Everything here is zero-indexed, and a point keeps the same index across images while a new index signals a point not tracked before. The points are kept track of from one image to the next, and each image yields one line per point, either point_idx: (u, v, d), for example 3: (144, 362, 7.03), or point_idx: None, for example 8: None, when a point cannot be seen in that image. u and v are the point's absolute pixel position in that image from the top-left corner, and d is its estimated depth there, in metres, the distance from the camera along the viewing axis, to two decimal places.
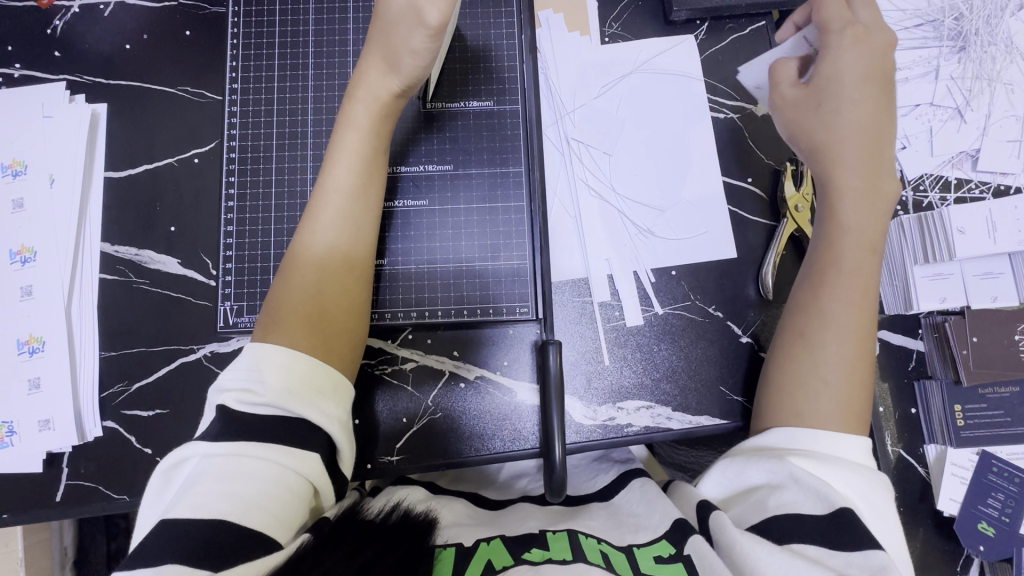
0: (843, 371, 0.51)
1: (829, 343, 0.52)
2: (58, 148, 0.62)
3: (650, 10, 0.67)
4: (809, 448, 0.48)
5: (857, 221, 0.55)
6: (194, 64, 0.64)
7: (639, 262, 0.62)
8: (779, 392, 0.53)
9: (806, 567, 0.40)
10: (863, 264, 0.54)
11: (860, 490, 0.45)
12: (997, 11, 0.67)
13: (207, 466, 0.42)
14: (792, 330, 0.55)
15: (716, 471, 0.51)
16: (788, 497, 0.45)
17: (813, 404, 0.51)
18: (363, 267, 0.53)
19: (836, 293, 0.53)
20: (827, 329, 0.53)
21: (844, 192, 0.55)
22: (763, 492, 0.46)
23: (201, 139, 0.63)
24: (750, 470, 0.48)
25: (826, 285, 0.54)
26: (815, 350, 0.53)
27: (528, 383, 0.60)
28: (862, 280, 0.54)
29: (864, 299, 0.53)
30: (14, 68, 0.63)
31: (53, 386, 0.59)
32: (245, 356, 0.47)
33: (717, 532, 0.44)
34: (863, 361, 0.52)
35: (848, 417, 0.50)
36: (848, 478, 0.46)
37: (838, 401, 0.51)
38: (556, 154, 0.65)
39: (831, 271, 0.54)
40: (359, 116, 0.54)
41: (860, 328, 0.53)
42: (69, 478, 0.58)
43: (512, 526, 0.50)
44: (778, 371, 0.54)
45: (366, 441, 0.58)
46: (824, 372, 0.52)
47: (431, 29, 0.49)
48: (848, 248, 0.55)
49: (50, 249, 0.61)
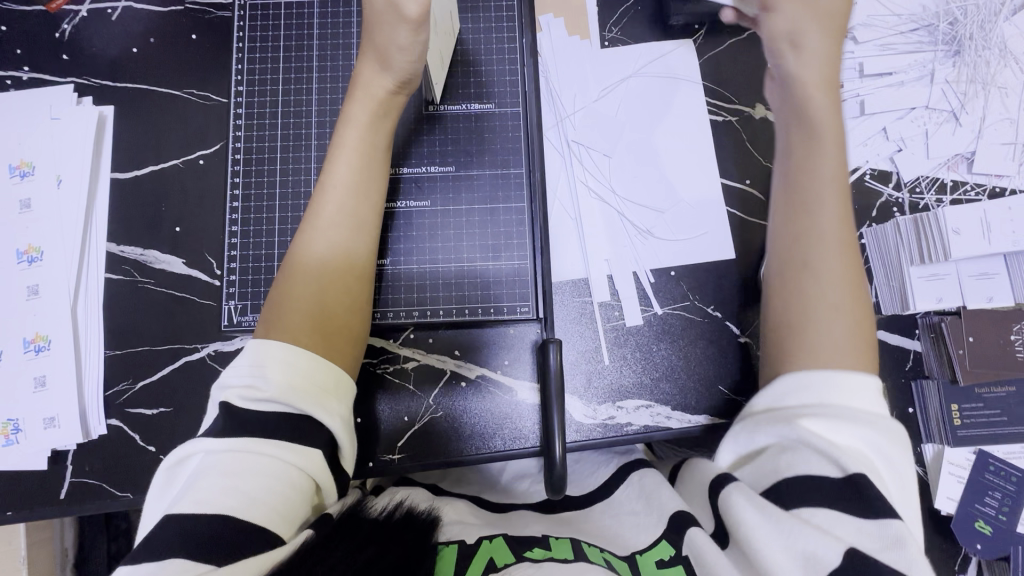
0: (844, 303, 0.50)
1: (826, 274, 0.51)
2: (66, 149, 0.63)
3: (649, 14, 0.68)
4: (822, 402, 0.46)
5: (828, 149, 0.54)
6: (200, 67, 0.65)
7: (639, 263, 0.63)
8: (787, 338, 0.51)
9: (815, 536, 0.39)
10: (842, 191, 0.54)
11: (874, 442, 0.44)
12: (991, 16, 0.68)
13: (212, 463, 0.42)
14: (787, 268, 0.53)
15: (729, 441, 0.50)
16: (799, 460, 0.44)
17: (822, 346, 0.49)
18: (365, 267, 0.54)
19: (825, 223, 0.52)
20: (816, 240, 0.52)
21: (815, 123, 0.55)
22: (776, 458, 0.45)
23: (205, 140, 0.64)
24: (759, 435, 0.47)
25: (810, 215, 0.53)
26: (815, 288, 0.51)
27: (528, 382, 0.60)
28: (841, 208, 0.53)
29: (848, 227, 0.53)
30: (23, 71, 0.64)
31: (58, 384, 0.60)
32: (248, 353, 0.48)
33: (725, 509, 0.44)
34: (859, 289, 0.51)
35: (860, 351, 0.49)
36: (859, 435, 0.44)
37: (844, 335, 0.49)
38: (556, 155, 0.66)
39: (811, 203, 0.53)
40: (359, 117, 0.55)
41: (852, 257, 0.52)
42: (73, 475, 0.59)
43: (512, 526, 0.51)
44: (783, 317, 0.52)
45: (368, 440, 0.58)
46: (823, 289, 0.51)
47: (412, 22, 0.48)
48: (827, 155, 0.54)
49: (56, 249, 0.61)
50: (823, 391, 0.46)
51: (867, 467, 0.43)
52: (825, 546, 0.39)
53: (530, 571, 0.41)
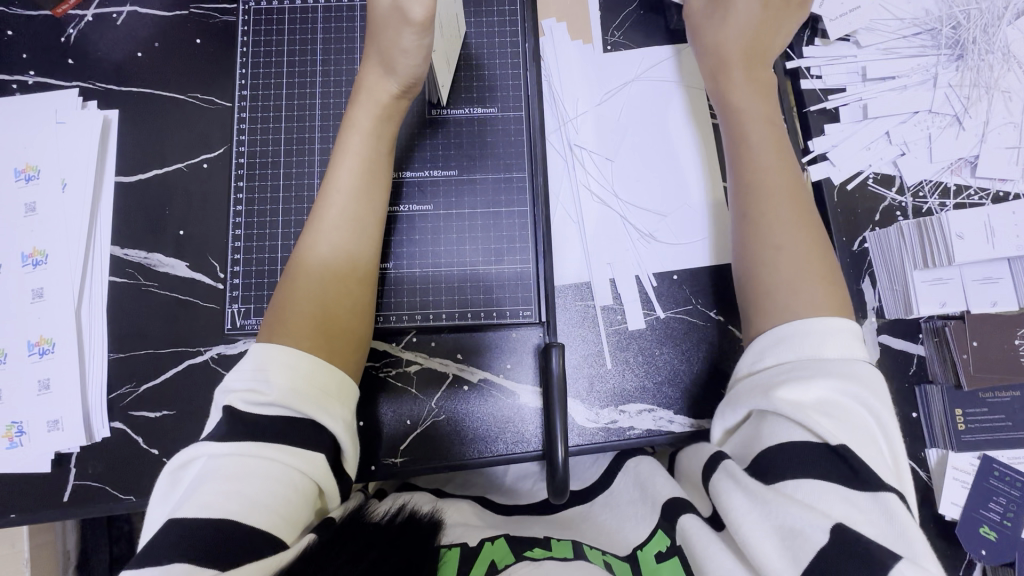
0: (796, 243, 0.53)
1: (777, 221, 0.54)
2: (71, 152, 0.63)
3: (652, 19, 0.68)
4: (794, 364, 0.46)
5: (755, 109, 0.59)
6: (204, 71, 0.66)
7: (641, 266, 0.63)
8: (753, 291, 0.53)
9: (798, 513, 0.39)
10: (778, 144, 0.57)
11: (855, 395, 0.44)
12: (995, 19, 0.68)
13: (214, 466, 0.42)
14: (741, 224, 0.56)
15: (720, 417, 0.50)
16: (778, 430, 0.44)
17: (782, 291, 0.51)
18: (367, 268, 0.54)
19: (767, 174, 0.56)
20: (763, 201, 0.55)
21: (738, 89, 0.59)
22: (758, 432, 0.46)
23: (209, 144, 0.65)
24: (741, 412, 0.48)
25: (752, 170, 0.56)
26: (770, 238, 0.53)
27: (531, 386, 0.60)
28: (778, 161, 0.56)
29: (790, 177, 0.56)
30: (29, 75, 0.65)
31: (62, 387, 0.60)
32: (251, 357, 0.48)
33: (716, 496, 0.44)
34: (812, 229, 0.54)
35: (821, 288, 0.51)
36: (835, 391, 0.44)
37: (803, 274, 0.51)
38: (559, 159, 0.66)
39: (749, 159, 0.57)
40: (362, 121, 0.55)
41: (797, 203, 0.55)
42: (76, 478, 0.59)
43: (516, 527, 0.52)
44: (747, 272, 0.54)
45: (370, 444, 0.59)
46: (781, 244, 0.53)
47: (416, 25, 0.47)
48: (752, 121, 0.58)
49: (61, 253, 0.62)
50: (800, 345, 0.47)
51: (849, 422, 0.43)
52: (808, 520, 0.38)
53: (529, 569, 0.41)
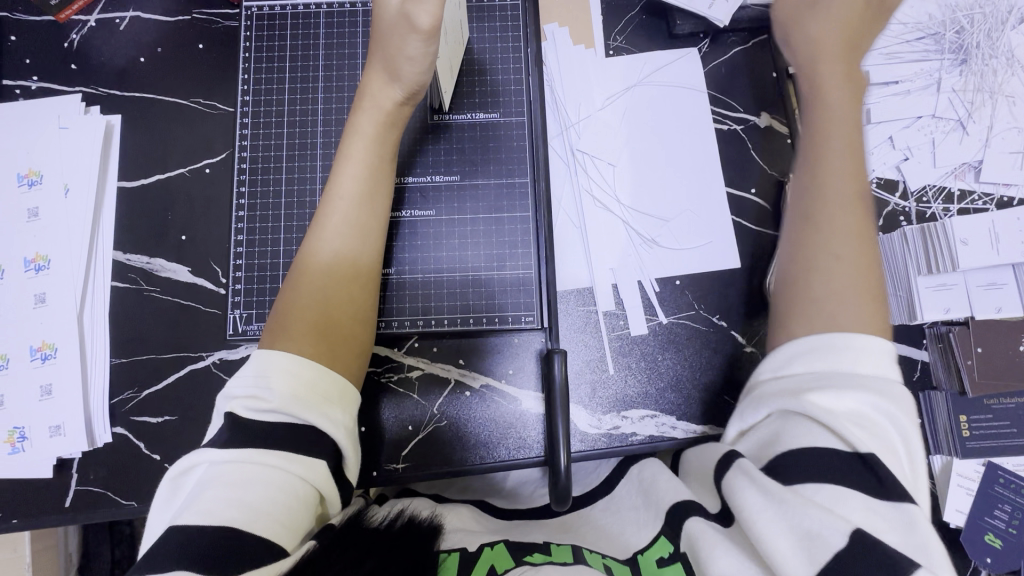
0: (852, 257, 0.49)
1: (837, 231, 0.50)
2: (74, 157, 0.63)
3: (654, 23, 0.68)
4: (831, 373, 0.44)
5: (844, 108, 0.53)
6: (206, 76, 0.66)
7: (643, 272, 0.63)
8: (792, 295, 0.50)
9: (818, 515, 0.37)
10: (857, 150, 0.52)
11: (887, 411, 0.42)
12: (999, 24, 0.68)
13: (214, 474, 0.42)
14: (797, 226, 0.53)
15: (737, 415, 0.49)
16: (803, 434, 0.42)
17: (825, 302, 0.48)
18: (369, 273, 0.54)
19: (834, 180, 0.52)
20: (827, 208, 0.51)
21: (828, 81, 0.54)
22: (779, 433, 0.44)
23: (211, 150, 0.65)
24: (762, 413, 0.46)
25: (823, 173, 0.52)
26: (822, 245, 0.50)
27: (533, 391, 0.60)
28: (854, 167, 0.52)
29: (863, 186, 0.52)
30: (32, 81, 0.65)
31: (64, 392, 0.60)
32: (252, 363, 0.48)
33: (728, 493, 0.43)
34: (871, 247, 0.50)
35: (868, 308, 0.47)
36: (869, 405, 0.42)
37: (852, 290, 0.48)
38: (561, 164, 0.66)
39: (822, 160, 0.53)
40: (366, 127, 0.55)
41: (864, 216, 0.51)
42: (78, 483, 0.59)
43: (517, 533, 0.52)
44: (789, 274, 0.51)
45: (371, 449, 0.58)
46: (836, 254, 0.49)
47: (423, 33, 0.47)
48: (839, 119, 0.53)
49: (63, 258, 0.62)
50: (831, 358, 0.45)
51: (879, 439, 0.41)
52: (827, 523, 0.37)
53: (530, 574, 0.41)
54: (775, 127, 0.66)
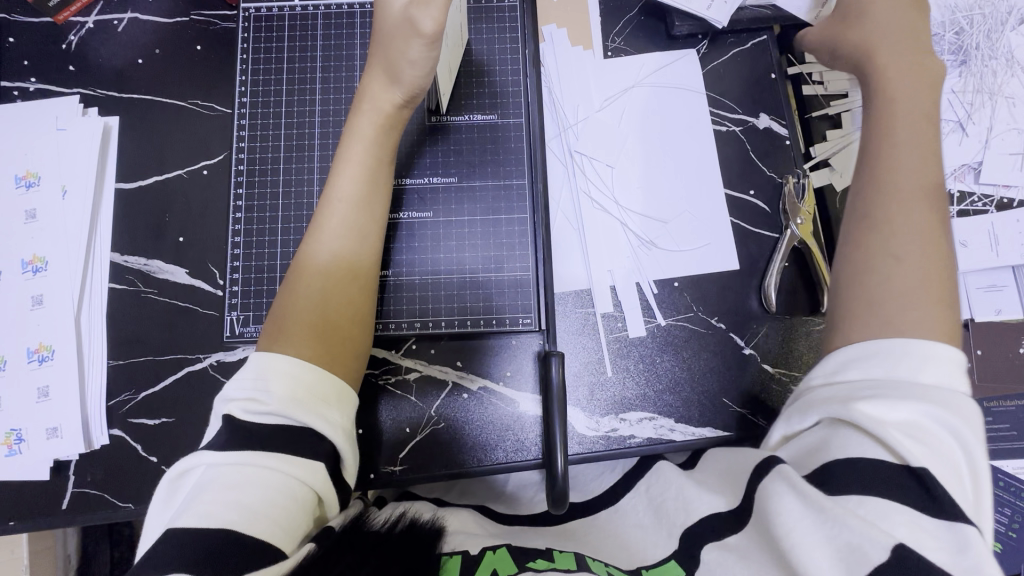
0: (919, 258, 0.47)
1: (899, 230, 0.48)
2: (72, 159, 0.63)
3: (653, 25, 0.68)
4: (892, 381, 0.42)
5: (910, 108, 0.52)
6: (204, 78, 0.66)
7: (641, 273, 0.63)
8: (850, 295, 0.48)
9: (860, 528, 0.35)
10: (925, 149, 0.51)
11: (948, 425, 0.39)
12: (998, 25, 0.67)
13: (213, 475, 0.42)
14: (856, 223, 0.51)
15: (783, 420, 0.47)
16: (852, 443, 0.40)
17: (889, 304, 0.46)
18: (367, 275, 0.54)
19: (897, 177, 0.50)
20: (889, 206, 0.49)
21: (888, 82, 0.53)
22: (826, 442, 0.42)
23: (209, 151, 0.65)
24: (811, 420, 0.44)
25: (888, 171, 0.51)
26: (885, 244, 0.48)
27: (531, 394, 0.60)
28: (923, 167, 0.50)
29: (932, 187, 0.50)
30: (30, 82, 0.65)
31: (61, 394, 0.60)
32: (250, 366, 0.48)
33: (763, 497, 0.41)
34: (940, 248, 0.48)
35: (935, 311, 0.45)
36: (925, 416, 0.40)
37: (918, 292, 0.46)
38: (559, 166, 0.66)
39: (887, 158, 0.51)
40: (364, 128, 0.54)
41: (934, 217, 0.49)
42: (74, 485, 0.59)
43: (518, 537, 0.51)
44: (847, 274, 0.50)
45: (369, 451, 0.58)
46: (898, 254, 0.47)
47: (426, 37, 0.47)
48: (902, 118, 0.52)
49: (61, 260, 0.62)
50: (895, 368, 0.42)
51: (938, 455, 0.38)
52: (869, 537, 0.35)
53: None
54: (774, 128, 0.66)
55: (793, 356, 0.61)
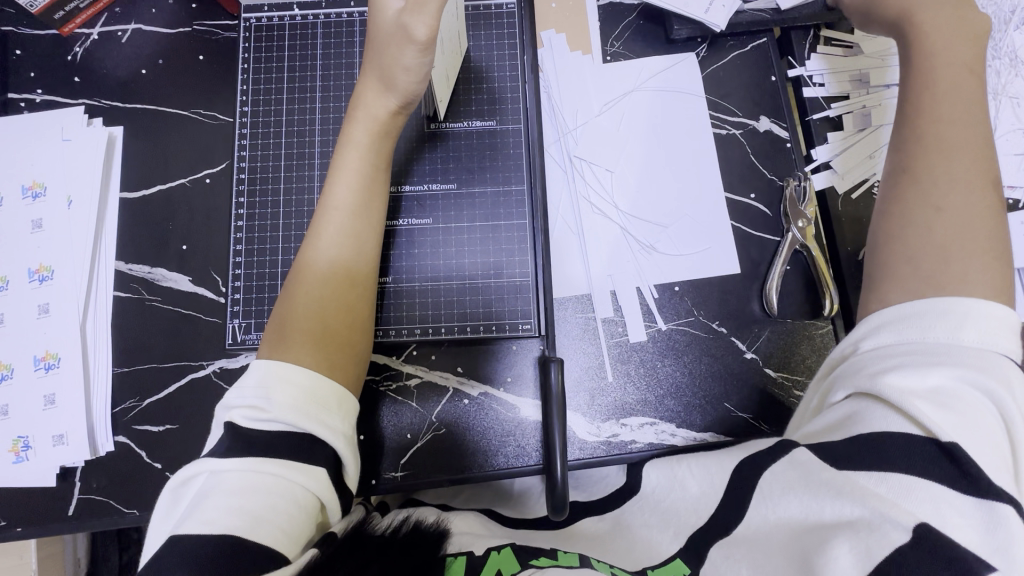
0: (964, 208, 0.47)
1: (943, 183, 0.48)
2: (76, 169, 0.64)
3: (651, 29, 0.68)
4: (925, 342, 0.42)
5: (951, 59, 0.52)
6: (207, 87, 0.66)
7: (641, 277, 0.63)
8: (890, 252, 0.49)
9: (881, 512, 0.35)
10: (973, 99, 0.50)
11: (978, 384, 0.39)
12: (1001, 25, 0.68)
13: (217, 482, 0.42)
14: (897, 180, 0.51)
15: (819, 388, 0.48)
16: (876, 417, 0.40)
17: (933, 258, 0.46)
18: (365, 281, 0.54)
19: (939, 129, 0.50)
20: (933, 159, 0.49)
21: (920, 35, 0.53)
22: (854, 415, 0.41)
23: (211, 160, 0.65)
24: (840, 396, 0.44)
25: (930, 123, 0.51)
26: (928, 197, 0.48)
27: (531, 399, 0.60)
28: (968, 118, 0.50)
29: (979, 136, 0.49)
30: (37, 93, 0.66)
31: (66, 402, 0.60)
32: (252, 374, 0.48)
33: (777, 494, 0.41)
34: (988, 198, 0.47)
35: (982, 261, 0.45)
36: (952, 380, 0.39)
37: (965, 243, 0.46)
38: (559, 170, 0.66)
39: (929, 112, 0.51)
40: (358, 137, 0.55)
41: (980, 168, 0.49)
42: (81, 492, 0.59)
43: (522, 538, 0.52)
44: (886, 231, 0.50)
45: (372, 457, 0.58)
46: (944, 205, 0.48)
47: (419, 43, 0.47)
48: (942, 69, 0.51)
49: (67, 269, 0.62)
50: (928, 330, 0.42)
51: (968, 420, 0.37)
52: (890, 518, 0.35)
53: None
54: (774, 131, 0.65)
55: (795, 360, 0.61)
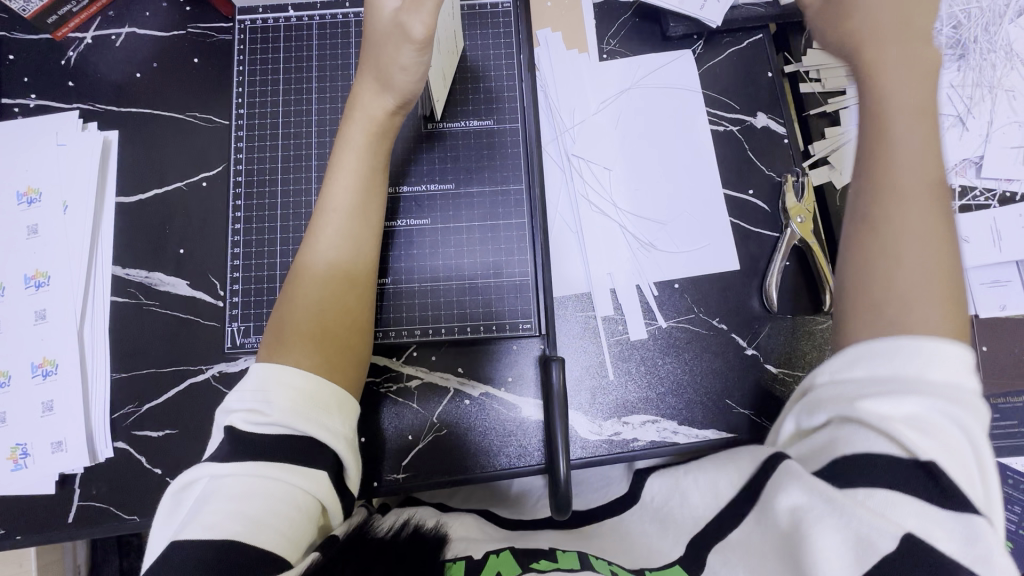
0: (923, 261, 0.42)
1: (901, 235, 0.43)
2: (71, 174, 0.64)
3: (647, 26, 0.68)
4: (898, 380, 0.38)
5: (906, 93, 0.45)
6: (202, 90, 0.66)
7: (641, 275, 0.63)
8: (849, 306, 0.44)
9: (872, 520, 0.34)
10: (927, 133, 0.45)
11: (956, 418, 0.37)
12: (997, 18, 0.68)
13: (216, 488, 0.42)
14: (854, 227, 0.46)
15: (792, 410, 0.44)
16: (860, 442, 0.37)
17: (892, 302, 0.42)
18: (364, 283, 0.54)
19: (894, 177, 0.44)
20: (890, 211, 0.44)
21: (873, 38, 0.46)
22: (835, 440, 0.39)
23: (207, 163, 0.65)
24: (820, 417, 0.41)
25: (885, 170, 0.45)
26: (885, 227, 0.44)
27: (533, 399, 0.60)
28: (924, 157, 0.44)
29: (934, 179, 0.44)
30: (31, 98, 0.65)
31: (65, 408, 0.60)
32: (251, 378, 0.48)
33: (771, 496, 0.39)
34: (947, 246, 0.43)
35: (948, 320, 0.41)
36: (933, 412, 0.37)
37: (926, 301, 0.41)
38: (557, 170, 0.66)
39: (883, 157, 0.45)
40: (357, 137, 0.54)
41: (938, 214, 0.44)
42: (80, 499, 0.59)
43: (522, 540, 0.52)
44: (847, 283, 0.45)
45: (373, 459, 0.58)
46: (904, 260, 0.43)
47: (416, 43, 0.47)
48: (895, 105, 0.45)
49: (64, 274, 0.62)
50: (898, 362, 0.39)
51: (950, 451, 0.36)
52: (880, 528, 0.34)
53: None
54: (771, 127, 0.65)
55: (797, 357, 0.61)
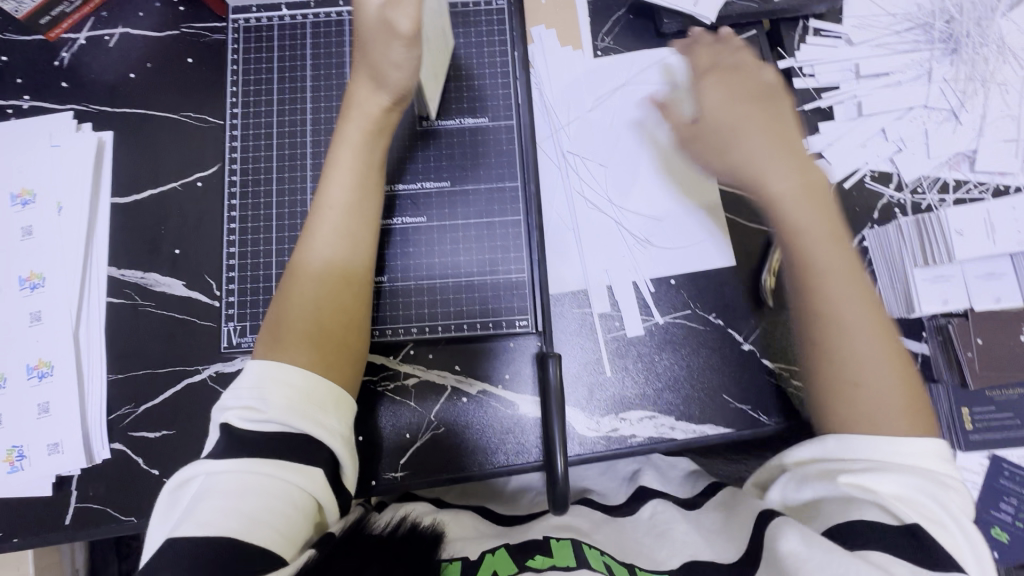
0: (877, 375, 0.51)
1: (854, 359, 0.52)
2: (66, 175, 0.63)
3: (641, 23, 0.68)
4: (878, 466, 0.47)
5: (817, 232, 0.55)
6: (196, 89, 0.66)
7: (638, 272, 0.63)
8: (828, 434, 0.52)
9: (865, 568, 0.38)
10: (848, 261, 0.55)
11: (927, 491, 0.45)
12: (988, 12, 0.68)
13: (212, 484, 0.42)
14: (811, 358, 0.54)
15: (777, 484, 0.50)
16: (858, 510, 0.43)
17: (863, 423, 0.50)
18: (360, 281, 0.54)
19: (834, 309, 0.53)
20: (840, 340, 0.53)
21: (778, 192, 0.57)
22: (830, 508, 0.45)
23: (202, 162, 0.65)
24: (808, 493, 0.47)
25: (824, 305, 0.54)
26: (839, 356, 0.52)
27: (531, 396, 0.60)
28: (853, 284, 0.54)
29: (866, 296, 0.54)
30: (24, 99, 0.65)
31: (61, 410, 0.60)
32: (247, 377, 0.48)
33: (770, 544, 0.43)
34: (894, 354, 0.52)
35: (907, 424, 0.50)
36: (908, 487, 0.45)
37: (889, 414, 0.50)
38: (552, 167, 0.66)
39: (818, 294, 0.54)
40: (352, 135, 0.54)
41: (880, 328, 0.53)
42: (77, 501, 0.59)
43: (517, 534, 0.51)
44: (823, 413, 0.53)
45: (371, 457, 0.58)
46: (861, 385, 0.51)
47: (404, 38, 0.48)
48: (814, 248, 0.55)
49: (59, 276, 0.62)
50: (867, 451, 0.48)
51: (925, 517, 0.43)
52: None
53: None
54: None
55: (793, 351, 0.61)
